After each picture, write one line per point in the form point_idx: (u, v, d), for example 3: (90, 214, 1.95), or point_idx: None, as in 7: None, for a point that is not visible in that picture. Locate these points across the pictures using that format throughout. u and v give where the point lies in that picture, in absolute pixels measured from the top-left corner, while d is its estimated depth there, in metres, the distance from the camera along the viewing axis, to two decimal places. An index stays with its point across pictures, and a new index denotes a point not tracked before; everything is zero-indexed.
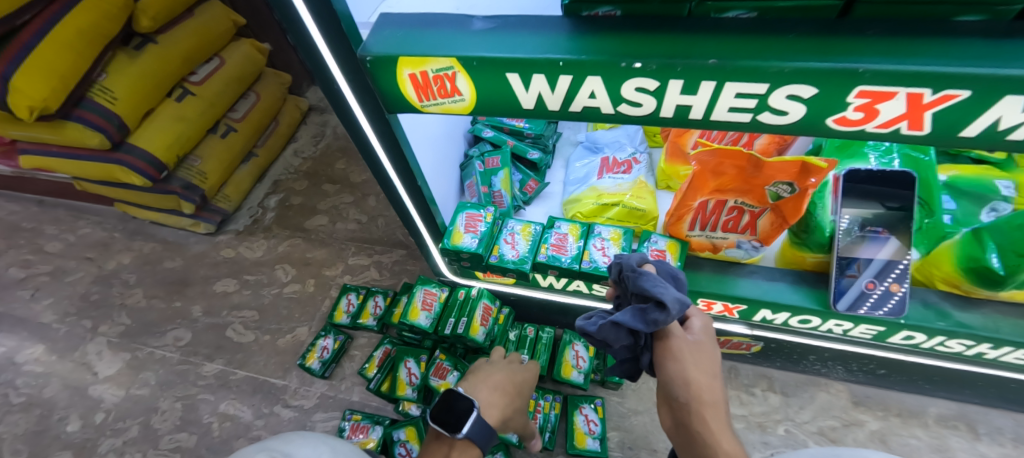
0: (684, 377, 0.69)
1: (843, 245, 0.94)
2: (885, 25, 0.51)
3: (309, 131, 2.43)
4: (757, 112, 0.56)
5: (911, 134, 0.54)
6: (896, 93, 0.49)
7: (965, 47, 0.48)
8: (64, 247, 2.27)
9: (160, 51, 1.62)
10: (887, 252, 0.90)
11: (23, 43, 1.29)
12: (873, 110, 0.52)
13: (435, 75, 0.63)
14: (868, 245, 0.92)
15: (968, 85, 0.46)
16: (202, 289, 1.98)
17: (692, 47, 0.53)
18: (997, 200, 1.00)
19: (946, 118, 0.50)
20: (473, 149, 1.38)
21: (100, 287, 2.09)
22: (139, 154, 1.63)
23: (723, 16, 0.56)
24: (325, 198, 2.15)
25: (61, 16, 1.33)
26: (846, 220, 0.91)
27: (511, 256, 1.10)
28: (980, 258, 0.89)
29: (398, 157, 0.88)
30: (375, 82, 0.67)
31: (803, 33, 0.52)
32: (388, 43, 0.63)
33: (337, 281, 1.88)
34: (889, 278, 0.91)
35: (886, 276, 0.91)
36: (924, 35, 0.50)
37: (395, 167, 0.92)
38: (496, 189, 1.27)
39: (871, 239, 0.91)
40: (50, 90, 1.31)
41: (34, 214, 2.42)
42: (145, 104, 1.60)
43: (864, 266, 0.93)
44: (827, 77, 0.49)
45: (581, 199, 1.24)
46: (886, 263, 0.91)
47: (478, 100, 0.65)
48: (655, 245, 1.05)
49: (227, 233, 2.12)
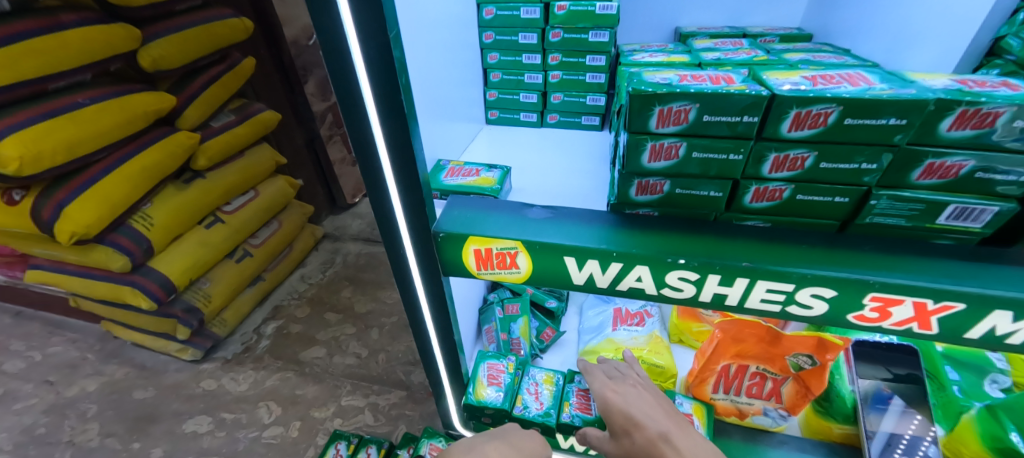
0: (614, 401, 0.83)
1: (867, 419, 0.95)
2: (876, 241, 0.62)
3: (319, 257, 2.49)
4: (786, 304, 0.63)
5: (922, 333, 0.61)
6: (903, 300, 0.57)
7: (944, 265, 0.58)
8: (25, 367, 1.97)
9: (207, 184, 1.78)
10: (890, 421, 0.93)
11: (89, 176, 1.35)
12: (886, 311, 0.59)
13: (499, 252, 0.71)
14: (869, 413, 0.95)
15: (960, 299, 0.56)
16: (168, 428, 1.69)
17: (726, 250, 0.63)
18: (995, 371, 0.94)
19: (950, 322, 0.58)
20: (492, 294, 1.34)
21: (50, 419, 1.75)
22: (154, 276, 1.60)
23: (745, 222, 0.68)
24: (326, 328, 2.07)
25: (131, 156, 1.45)
26: (871, 391, 0.96)
27: (535, 409, 1.07)
28: (1003, 437, 0.81)
29: (445, 332, 0.95)
30: (440, 253, 0.74)
31: (813, 244, 0.62)
32: (457, 223, 0.73)
33: (325, 426, 1.66)
34: (900, 452, 0.89)
35: (895, 447, 0.90)
36: (916, 252, 0.60)
37: (440, 340, 0.98)
38: (515, 336, 1.22)
39: (877, 406, 0.95)
40: (97, 216, 1.33)
41: (5, 326, 2.18)
42: (177, 230, 1.67)
43: (873, 433, 0.93)
44: (843, 283, 0.58)
45: (597, 351, 1.18)
46: (890, 434, 0.92)
47: (533, 274, 0.72)
48: (682, 407, 1.03)
49: (213, 361, 1.93)
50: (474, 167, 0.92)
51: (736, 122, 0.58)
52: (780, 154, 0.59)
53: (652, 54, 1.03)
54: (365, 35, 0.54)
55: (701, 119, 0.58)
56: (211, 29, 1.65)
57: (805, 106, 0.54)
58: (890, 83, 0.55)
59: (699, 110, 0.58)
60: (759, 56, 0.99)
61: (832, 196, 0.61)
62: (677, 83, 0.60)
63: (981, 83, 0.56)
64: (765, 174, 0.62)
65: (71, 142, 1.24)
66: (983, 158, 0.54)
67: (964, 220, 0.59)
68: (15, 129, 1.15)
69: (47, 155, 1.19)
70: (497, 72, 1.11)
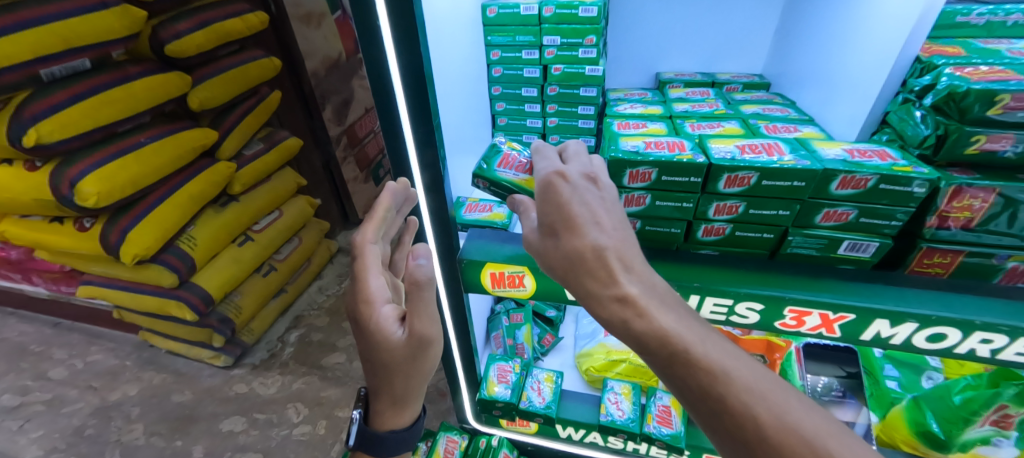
0: (612, 263, 0.54)
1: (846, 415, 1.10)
2: (796, 267, 0.82)
3: (334, 270, 2.69)
4: (728, 314, 0.82)
5: (830, 336, 0.81)
6: (811, 311, 0.77)
7: (841, 285, 0.78)
8: (69, 374, 2.15)
9: (240, 206, 1.98)
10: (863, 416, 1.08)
11: (147, 204, 1.55)
12: (801, 320, 0.79)
13: (510, 274, 0.91)
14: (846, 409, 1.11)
15: (851, 311, 0.75)
16: (206, 428, 1.87)
17: (682, 274, 0.82)
18: (929, 369, 1.14)
19: (849, 328, 0.78)
20: (499, 305, 1.52)
21: (97, 421, 1.93)
22: (196, 291, 1.79)
23: (700, 251, 0.88)
24: (345, 335, 2.26)
25: (180, 185, 1.65)
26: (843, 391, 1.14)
27: (538, 402, 1.26)
28: (924, 423, 1.02)
29: (463, 337, 1.14)
30: (462, 275, 0.94)
31: (749, 268, 0.83)
32: (475, 252, 0.93)
33: (349, 424, 1.85)
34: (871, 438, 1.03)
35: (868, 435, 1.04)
36: (823, 275, 0.80)
37: (459, 344, 1.17)
38: (520, 341, 1.41)
39: (843, 400, 1.12)
40: (154, 239, 1.52)
41: (46, 336, 2.36)
42: (215, 248, 1.86)
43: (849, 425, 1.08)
44: (767, 299, 0.77)
45: (592, 354, 1.38)
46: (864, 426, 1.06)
47: (536, 291, 0.91)
48: (661, 400, 1.25)
49: (243, 367, 2.11)
50: (488, 203, 1.10)
51: (687, 181, 0.78)
52: (721, 202, 0.80)
53: (633, 104, 1.24)
54: (416, 120, 0.74)
55: (661, 178, 0.79)
56: (246, 70, 1.86)
57: (734, 171, 0.75)
58: (796, 154, 0.76)
59: (659, 172, 0.78)
60: (719, 107, 1.20)
61: (762, 233, 0.82)
62: (644, 150, 0.81)
63: (863, 152, 0.77)
64: (711, 216, 0.82)
65: (137, 177, 1.44)
66: (863, 208, 0.74)
67: (857, 252, 0.79)
68: (93, 168, 1.35)
69: (119, 190, 1.39)
70: (504, 118, 1.32)
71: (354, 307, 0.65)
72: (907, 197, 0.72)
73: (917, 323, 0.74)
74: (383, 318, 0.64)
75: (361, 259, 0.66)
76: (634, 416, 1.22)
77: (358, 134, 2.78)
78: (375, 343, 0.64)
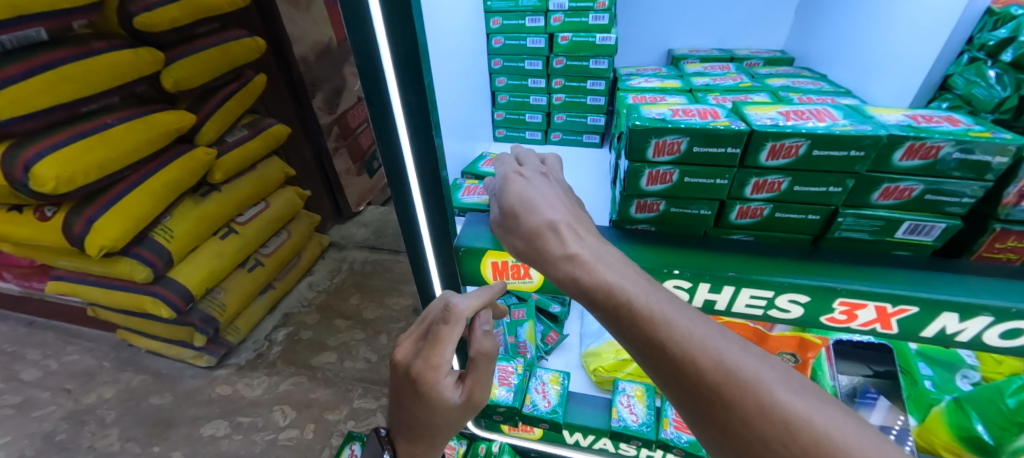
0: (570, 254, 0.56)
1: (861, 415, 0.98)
2: (845, 254, 0.72)
3: (326, 265, 2.57)
4: (767, 308, 0.71)
5: (885, 332, 0.70)
6: (866, 303, 0.66)
7: (900, 274, 0.67)
8: (42, 376, 2.03)
9: (222, 197, 1.85)
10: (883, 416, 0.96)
11: (116, 192, 1.43)
12: (853, 314, 0.68)
13: (514, 264, 0.79)
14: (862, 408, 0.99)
15: (915, 303, 0.65)
16: (186, 433, 1.75)
17: (715, 262, 0.71)
18: (965, 367, 1.02)
19: (909, 323, 0.67)
20: None
21: (70, 425, 1.81)
22: (174, 286, 1.67)
23: (731, 236, 0.77)
24: (336, 334, 2.14)
25: (154, 172, 1.53)
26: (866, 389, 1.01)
27: (543, 407, 1.15)
28: (968, 427, 0.90)
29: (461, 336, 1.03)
30: (460, 266, 0.83)
31: (790, 256, 0.72)
32: (475, 239, 0.82)
33: (339, 428, 1.73)
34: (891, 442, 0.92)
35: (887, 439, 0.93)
36: (877, 263, 0.69)
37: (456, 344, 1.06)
38: (521, 339, 1.29)
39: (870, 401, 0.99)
40: (124, 231, 1.40)
41: (19, 336, 2.24)
42: (194, 241, 1.74)
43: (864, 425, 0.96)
44: (815, 290, 0.67)
45: (600, 353, 1.27)
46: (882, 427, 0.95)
47: (544, 283, 0.80)
48: None
49: (227, 368, 2.00)
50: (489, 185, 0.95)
51: (723, 152, 0.67)
52: (760, 178, 0.69)
53: (648, 78, 1.12)
54: (404, 82, 0.63)
55: (691, 150, 0.68)
56: (227, 49, 1.73)
57: (779, 139, 0.64)
58: (851, 120, 0.65)
59: (690, 142, 0.67)
60: (744, 81, 1.08)
61: (805, 214, 0.71)
62: (671, 117, 0.70)
63: (928, 118, 0.66)
64: (747, 195, 0.71)
65: (103, 161, 1.32)
66: (929, 183, 0.63)
67: (918, 235, 0.68)
68: (51, 150, 1.22)
69: (82, 175, 1.27)
70: (505, 94, 1.20)
71: (419, 371, 0.68)
72: (984, 169, 0.61)
73: (992, 317, 0.63)
74: (447, 386, 0.69)
75: (449, 329, 0.68)
76: (649, 421, 1.11)
77: (350, 123, 2.65)
78: (434, 404, 0.69)
